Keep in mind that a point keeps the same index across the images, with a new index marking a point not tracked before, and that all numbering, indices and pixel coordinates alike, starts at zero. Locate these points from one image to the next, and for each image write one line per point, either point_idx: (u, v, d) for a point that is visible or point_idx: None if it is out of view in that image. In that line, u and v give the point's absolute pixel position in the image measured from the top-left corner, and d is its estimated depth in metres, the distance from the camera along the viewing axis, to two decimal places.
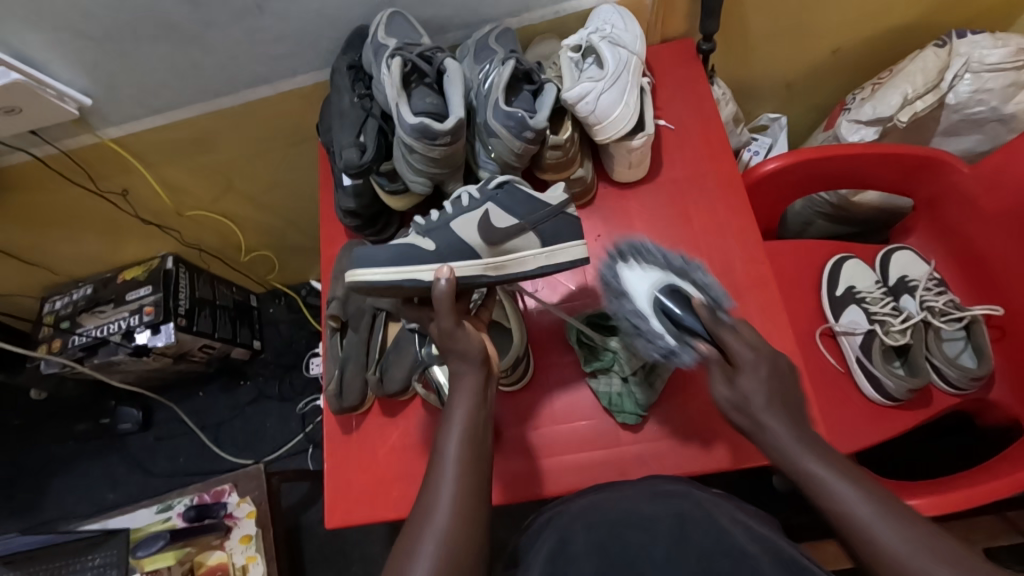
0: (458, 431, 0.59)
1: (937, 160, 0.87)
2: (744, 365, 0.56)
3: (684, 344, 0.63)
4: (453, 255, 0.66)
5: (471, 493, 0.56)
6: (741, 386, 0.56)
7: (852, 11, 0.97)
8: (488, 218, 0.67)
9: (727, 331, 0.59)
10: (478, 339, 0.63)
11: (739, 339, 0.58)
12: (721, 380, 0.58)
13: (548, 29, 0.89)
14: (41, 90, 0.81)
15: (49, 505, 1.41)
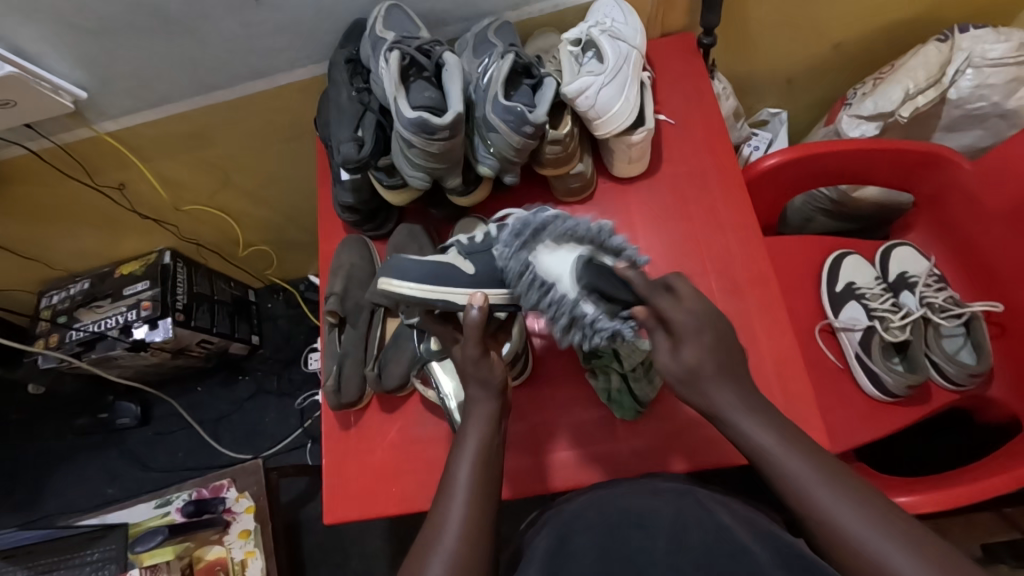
0: (476, 441, 0.61)
1: (938, 156, 0.87)
2: (685, 334, 0.57)
3: (625, 319, 0.60)
4: (488, 281, 0.64)
5: (480, 515, 0.56)
6: (687, 356, 0.58)
7: (854, 5, 0.97)
8: (531, 245, 0.64)
9: (663, 296, 0.58)
10: (500, 366, 0.64)
11: (674, 305, 0.57)
12: (665, 350, 0.59)
13: (548, 23, 0.88)
14: (36, 83, 0.80)
15: (47, 500, 1.41)
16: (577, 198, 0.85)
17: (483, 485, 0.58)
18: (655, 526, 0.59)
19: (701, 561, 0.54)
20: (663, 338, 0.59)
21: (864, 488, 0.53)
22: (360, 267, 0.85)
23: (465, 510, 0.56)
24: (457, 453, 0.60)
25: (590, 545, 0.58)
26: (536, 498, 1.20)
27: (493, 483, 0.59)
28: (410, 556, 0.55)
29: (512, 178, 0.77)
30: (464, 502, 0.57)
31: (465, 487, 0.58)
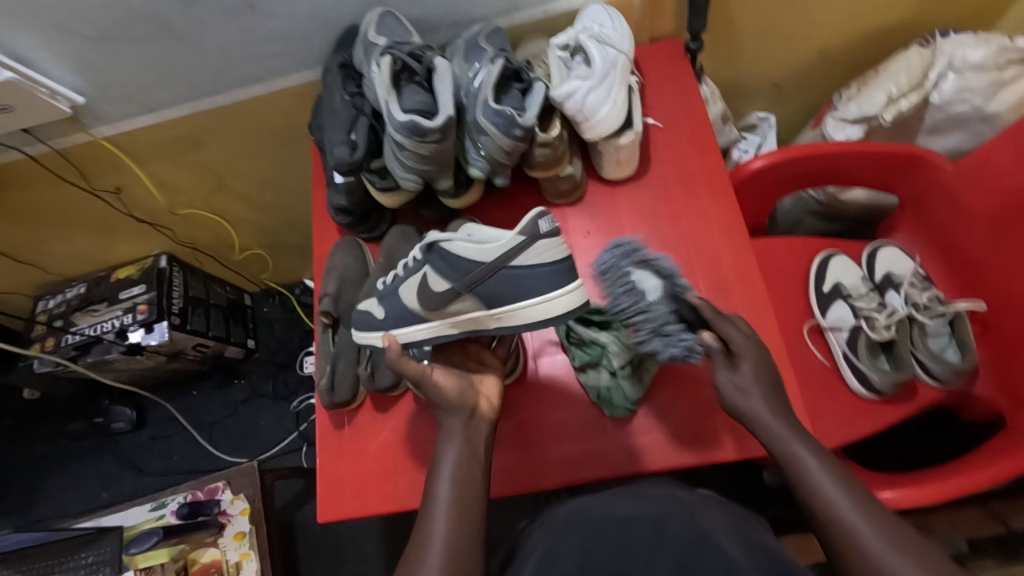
0: (451, 459, 0.63)
1: (921, 158, 0.88)
2: (742, 355, 0.66)
3: (697, 340, 0.68)
4: (402, 321, 0.71)
5: (463, 529, 0.58)
6: (743, 369, 0.66)
7: (839, 11, 0.99)
8: (429, 284, 0.67)
9: (723, 322, 0.68)
10: (451, 387, 0.66)
11: (734, 330, 0.68)
12: (724, 374, 0.67)
13: (538, 29, 0.90)
14: (33, 88, 0.81)
15: (42, 504, 1.41)
16: (567, 200, 0.87)
17: (463, 492, 0.60)
18: (639, 527, 0.60)
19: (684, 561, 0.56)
20: (721, 359, 0.67)
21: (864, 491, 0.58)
22: (354, 268, 0.86)
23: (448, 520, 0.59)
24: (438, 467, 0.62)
25: (578, 549, 0.59)
26: (530, 499, 1.20)
27: (478, 486, 0.62)
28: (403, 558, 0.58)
29: (503, 180, 0.78)
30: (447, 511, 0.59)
31: (448, 498, 0.60)
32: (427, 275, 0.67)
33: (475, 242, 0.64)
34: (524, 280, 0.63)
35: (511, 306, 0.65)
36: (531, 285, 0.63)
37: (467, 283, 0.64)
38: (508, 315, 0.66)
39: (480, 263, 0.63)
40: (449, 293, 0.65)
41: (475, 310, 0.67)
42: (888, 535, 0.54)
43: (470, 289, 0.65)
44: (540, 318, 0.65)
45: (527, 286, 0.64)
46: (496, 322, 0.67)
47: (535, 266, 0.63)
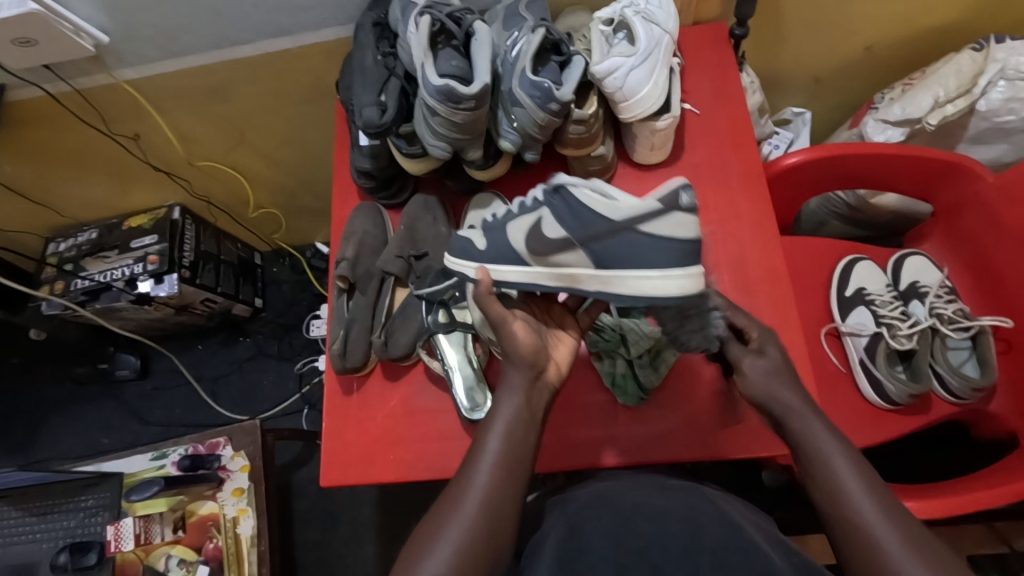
0: (507, 415, 0.60)
1: (963, 167, 0.86)
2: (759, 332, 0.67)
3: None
4: (500, 259, 0.66)
5: (505, 488, 0.57)
6: (769, 354, 0.64)
7: (890, 7, 0.95)
8: (543, 229, 0.62)
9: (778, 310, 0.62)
10: (529, 341, 0.62)
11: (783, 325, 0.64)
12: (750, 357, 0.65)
13: (579, 1, 0.87)
14: (58, 23, 0.79)
15: (43, 444, 1.42)
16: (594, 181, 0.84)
17: (509, 466, 0.58)
18: (668, 520, 0.59)
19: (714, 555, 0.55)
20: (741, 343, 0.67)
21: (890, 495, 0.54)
22: (373, 234, 0.85)
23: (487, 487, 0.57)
24: (485, 433, 0.60)
25: (603, 535, 0.58)
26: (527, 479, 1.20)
27: (526, 458, 0.59)
28: (421, 527, 0.57)
29: (532, 155, 0.76)
30: (486, 483, 0.57)
31: (495, 454, 0.58)
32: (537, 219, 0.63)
33: (604, 195, 0.58)
34: (644, 248, 0.58)
35: (625, 270, 0.59)
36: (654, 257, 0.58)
37: (585, 238, 0.59)
38: (610, 281, 0.60)
39: (607, 221, 0.58)
40: (560, 239, 0.61)
41: (580, 267, 0.61)
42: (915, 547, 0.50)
43: (586, 243, 0.60)
44: (641, 296, 0.59)
45: (648, 252, 0.58)
46: (600, 285, 0.61)
47: (667, 239, 0.57)
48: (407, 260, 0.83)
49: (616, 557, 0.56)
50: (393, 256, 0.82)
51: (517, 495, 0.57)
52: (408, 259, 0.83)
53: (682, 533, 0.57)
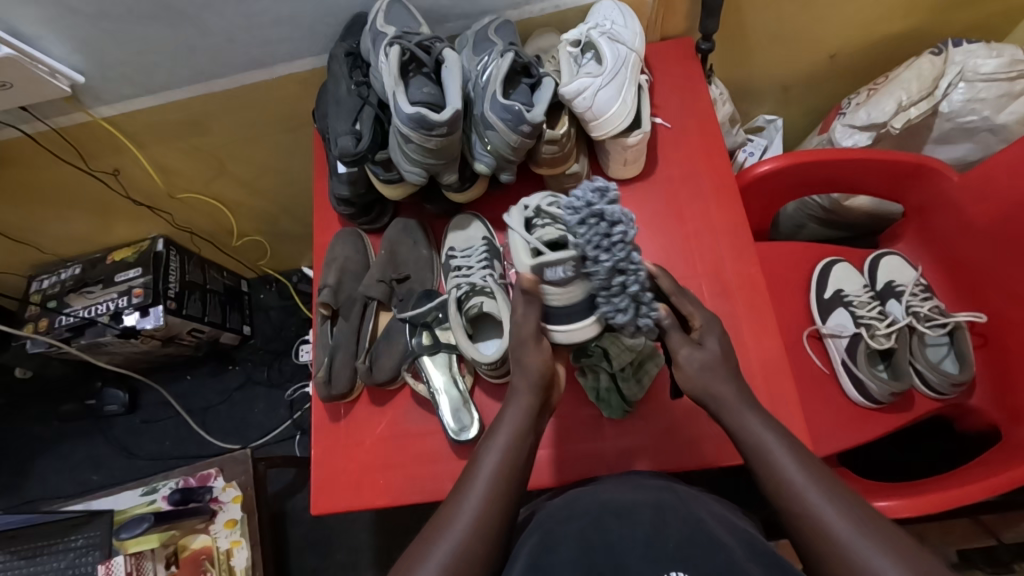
0: (511, 425, 0.61)
1: (929, 168, 0.88)
2: (704, 327, 0.64)
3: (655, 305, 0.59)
4: None
5: (503, 500, 0.57)
6: (708, 346, 0.63)
7: (851, 17, 0.98)
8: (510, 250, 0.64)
9: (681, 298, 0.63)
10: (540, 365, 0.62)
11: (692, 304, 0.64)
12: (687, 347, 0.62)
13: (548, 23, 0.89)
14: (34, 66, 0.80)
15: (31, 485, 1.40)
16: None
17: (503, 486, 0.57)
18: (635, 517, 0.60)
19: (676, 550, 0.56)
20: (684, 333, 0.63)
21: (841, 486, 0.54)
22: (354, 260, 0.86)
23: (475, 509, 0.56)
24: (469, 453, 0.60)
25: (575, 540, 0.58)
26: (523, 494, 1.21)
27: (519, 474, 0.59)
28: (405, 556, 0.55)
29: (508, 176, 0.78)
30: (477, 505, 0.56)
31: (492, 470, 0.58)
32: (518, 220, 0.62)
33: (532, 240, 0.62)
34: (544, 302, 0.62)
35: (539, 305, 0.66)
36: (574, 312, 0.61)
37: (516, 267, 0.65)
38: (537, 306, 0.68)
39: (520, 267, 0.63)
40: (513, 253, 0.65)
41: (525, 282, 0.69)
42: (868, 528, 0.51)
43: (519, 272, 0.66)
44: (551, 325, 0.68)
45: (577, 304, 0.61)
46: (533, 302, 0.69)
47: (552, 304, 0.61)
48: (389, 283, 0.83)
49: (585, 560, 0.56)
50: (375, 280, 0.83)
51: (505, 511, 0.57)
52: (390, 283, 0.83)
53: (647, 525, 0.58)
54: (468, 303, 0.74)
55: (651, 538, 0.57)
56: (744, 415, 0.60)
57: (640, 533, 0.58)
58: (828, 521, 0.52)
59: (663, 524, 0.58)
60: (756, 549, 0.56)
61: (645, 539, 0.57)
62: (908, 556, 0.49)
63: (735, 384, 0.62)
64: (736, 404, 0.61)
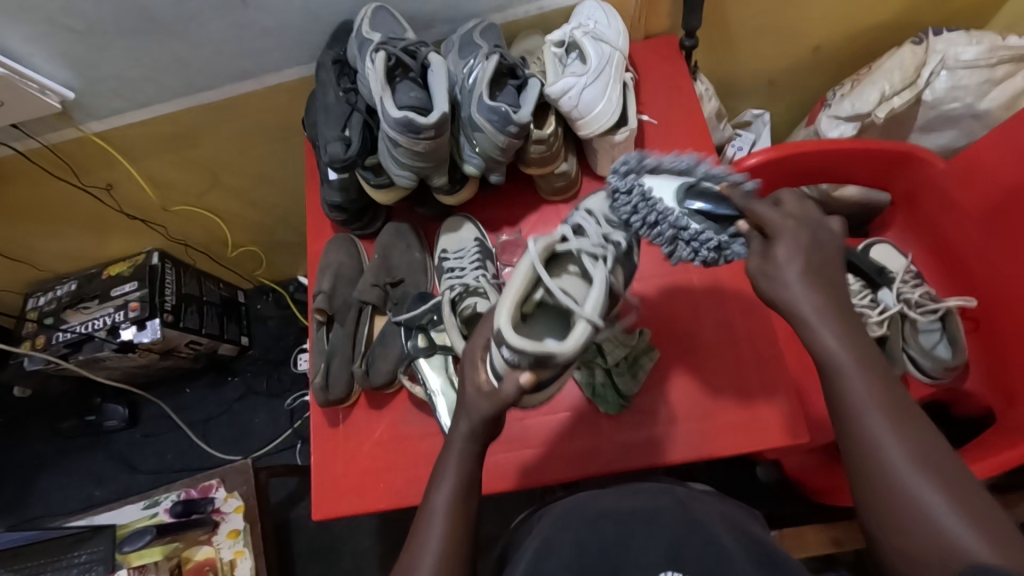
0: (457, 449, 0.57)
1: (914, 156, 0.89)
2: (782, 235, 0.51)
3: (731, 234, 0.57)
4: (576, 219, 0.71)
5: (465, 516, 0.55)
6: (779, 263, 0.51)
7: (831, 10, 0.99)
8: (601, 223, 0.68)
9: (757, 205, 0.54)
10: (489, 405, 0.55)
11: (771, 211, 0.53)
12: (756, 257, 0.53)
13: (533, 25, 0.90)
14: (23, 83, 0.80)
15: (34, 503, 1.40)
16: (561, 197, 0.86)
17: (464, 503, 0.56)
18: (635, 523, 0.60)
19: (675, 554, 0.56)
20: (757, 246, 0.54)
21: (926, 432, 0.48)
22: (348, 265, 0.87)
23: (445, 524, 0.54)
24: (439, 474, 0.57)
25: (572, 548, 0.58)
26: (526, 495, 1.21)
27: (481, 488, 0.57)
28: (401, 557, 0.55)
29: (497, 177, 0.78)
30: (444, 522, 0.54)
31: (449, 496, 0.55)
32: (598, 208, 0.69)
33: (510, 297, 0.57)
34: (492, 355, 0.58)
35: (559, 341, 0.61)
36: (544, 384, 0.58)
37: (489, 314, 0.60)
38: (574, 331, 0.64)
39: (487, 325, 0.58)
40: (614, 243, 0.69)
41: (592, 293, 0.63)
42: (930, 467, 0.46)
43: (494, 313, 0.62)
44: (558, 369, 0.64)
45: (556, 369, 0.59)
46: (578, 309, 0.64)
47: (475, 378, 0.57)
48: (383, 288, 0.84)
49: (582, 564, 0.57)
50: (370, 284, 0.83)
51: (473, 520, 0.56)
52: (384, 287, 0.84)
53: (646, 533, 0.59)
54: (462, 303, 0.73)
55: (648, 543, 0.58)
56: (820, 325, 0.50)
57: (642, 540, 0.58)
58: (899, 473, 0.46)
59: (660, 530, 0.59)
60: (753, 549, 0.57)
61: (644, 546, 0.58)
62: (992, 524, 0.43)
63: (823, 305, 0.51)
64: (812, 317, 0.50)
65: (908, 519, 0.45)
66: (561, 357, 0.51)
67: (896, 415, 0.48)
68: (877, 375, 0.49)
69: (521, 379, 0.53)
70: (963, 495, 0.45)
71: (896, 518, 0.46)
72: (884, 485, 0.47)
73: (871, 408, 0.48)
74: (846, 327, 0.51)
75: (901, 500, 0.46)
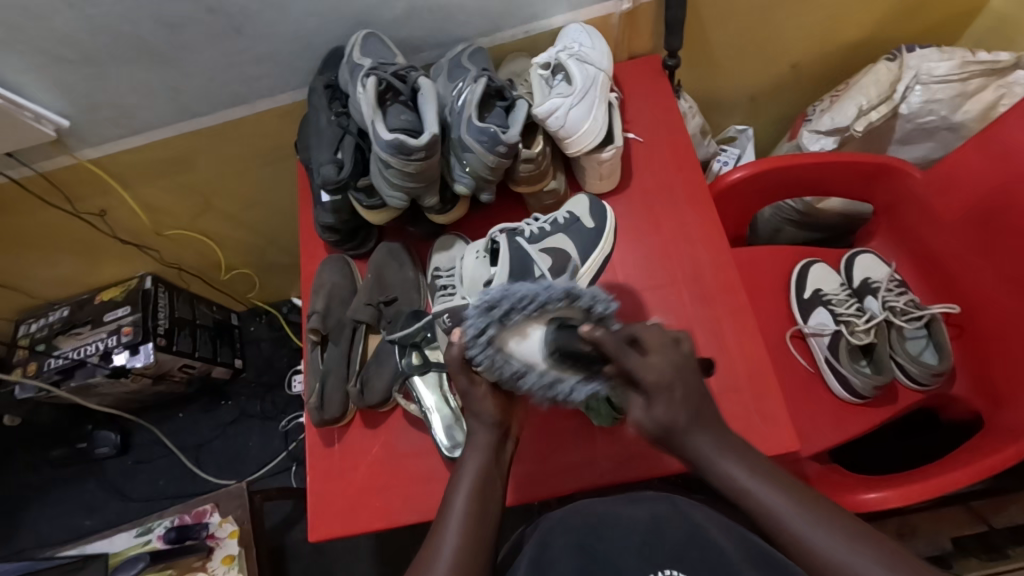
0: (469, 479, 0.59)
1: (893, 167, 0.91)
2: (655, 394, 0.53)
3: (585, 379, 0.58)
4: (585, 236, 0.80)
5: (480, 526, 0.56)
6: (657, 408, 0.53)
7: (808, 29, 1.03)
8: (581, 225, 0.80)
9: (628, 355, 0.52)
10: (495, 400, 0.62)
11: (642, 365, 0.52)
12: (639, 405, 0.54)
13: (519, 48, 0.93)
14: (17, 112, 0.82)
15: (22, 534, 1.38)
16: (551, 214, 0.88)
17: (479, 520, 0.57)
18: (634, 526, 0.63)
19: (673, 553, 0.59)
20: (635, 396, 0.55)
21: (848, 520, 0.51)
22: (342, 285, 0.88)
23: (458, 538, 0.55)
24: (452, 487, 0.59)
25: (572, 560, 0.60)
26: (523, 511, 1.21)
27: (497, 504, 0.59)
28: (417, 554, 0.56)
29: (488, 196, 0.80)
30: (457, 530, 0.56)
31: (462, 511, 0.57)
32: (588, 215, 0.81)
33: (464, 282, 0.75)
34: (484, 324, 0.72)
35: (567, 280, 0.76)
36: (496, 356, 0.61)
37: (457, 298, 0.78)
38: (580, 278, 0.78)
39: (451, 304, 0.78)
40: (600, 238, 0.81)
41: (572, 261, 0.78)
42: (861, 546, 0.49)
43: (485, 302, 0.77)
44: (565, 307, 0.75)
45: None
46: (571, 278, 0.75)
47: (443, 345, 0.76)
48: (376, 306, 0.85)
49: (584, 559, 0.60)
50: (363, 303, 0.84)
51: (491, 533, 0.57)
52: (378, 305, 0.85)
53: (643, 533, 0.62)
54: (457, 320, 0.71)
55: (647, 542, 0.61)
56: (719, 457, 0.55)
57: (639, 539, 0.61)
58: (837, 563, 0.49)
59: (658, 532, 0.61)
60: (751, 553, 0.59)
61: (641, 545, 0.60)
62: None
63: (709, 431, 0.55)
64: (711, 450, 0.55)
65: None
66: (471, 309, 0.69)
67: (813, 514, 0.52)
68: (760, 470, 0.55)
69: (456, 338, 0.61)
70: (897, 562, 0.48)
71: None
72: None
73: (789, 513, 0.52)
74: (727, 451, 0.55)
75: None
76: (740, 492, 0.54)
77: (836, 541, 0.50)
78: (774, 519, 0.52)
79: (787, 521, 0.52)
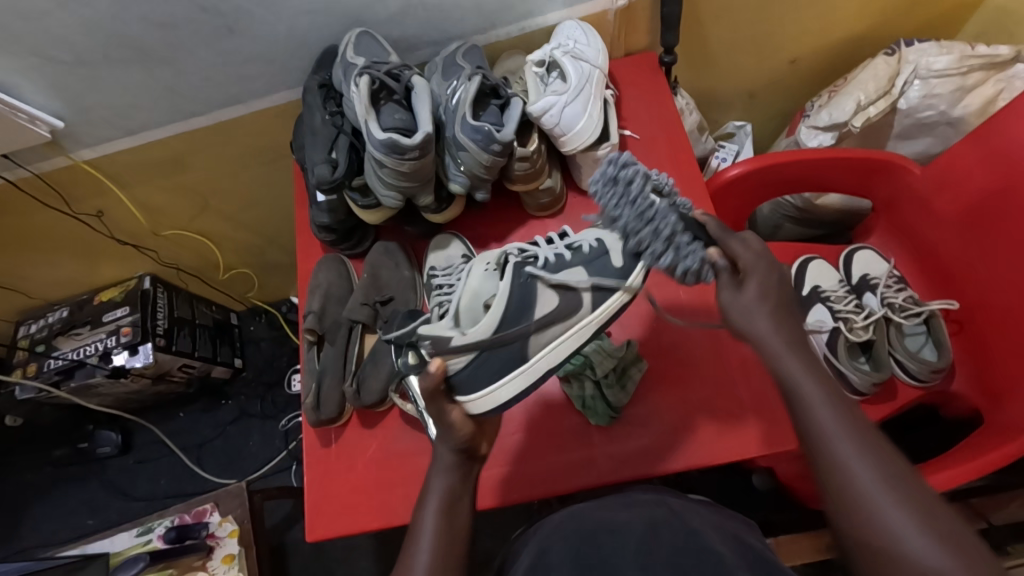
0: (439, 491, 0.59)
1: (891, 163, 0.91)
2: (753, 273, 0.57)
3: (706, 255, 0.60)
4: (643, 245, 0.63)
5: (454, 534, 0.57)
6: (747, 288, 0.57)
7: (806, 23, 1.02)
8: (608, 260, 0.64)
9: (733, 240, 0.59)
10: (466, 426, 0.60)
11: (744, 246, 0.58)
12: (727, 289, 0.58)
13: (515, 45, 0.92)
14: (11, 114, 0.82)
15: (25, 534, 1.38)
16: (548, 213, 0.88)
17: (451, 532, 0.57)
18: (629, 531, 0.61)
19: (669, 560, 0.57)
20: (726, 277, 0.59)
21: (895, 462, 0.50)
22: (338, 285, 0.88)
23: (432, 544, 0.56)
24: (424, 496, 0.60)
25: (567, 557, 0.59)
26: (523, 510, 1.21)
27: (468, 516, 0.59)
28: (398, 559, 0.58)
29: (483, 195, 0.80)
30: (431, 540, 0.57)
31: (432, 528, 0.57)
32: (619, 250, 0.64)
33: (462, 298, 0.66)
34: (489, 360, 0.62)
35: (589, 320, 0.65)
36: (470, 381, 0.61)
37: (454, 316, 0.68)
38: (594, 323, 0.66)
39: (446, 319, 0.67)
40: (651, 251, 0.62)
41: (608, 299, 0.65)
42: (901, 494, 0.48)
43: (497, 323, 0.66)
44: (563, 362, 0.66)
45: (493, 368, 0.62)
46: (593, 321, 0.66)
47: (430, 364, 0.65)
48: (372, 306, 0.85)
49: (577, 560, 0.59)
50: (358, 303, 0.84)
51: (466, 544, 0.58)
52: (374, 305, 0.84)
53: (638, 538, 0.60)
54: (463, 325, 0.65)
55: (643, 548, 0.59)
56: (788, 358, 0.55)
57: (635, 544, 0.59)
58: (873, 506, 0.48)
59: (654, 536, 0.60)
60: (749, 557, 0.57)
61: (638, 550, 0.58)
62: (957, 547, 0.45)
63: (785, 325, 0.56)
64: (780, 349, 0.55)
65: (870, 539, 0.48)
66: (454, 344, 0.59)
67: (867, 448, 0.51)
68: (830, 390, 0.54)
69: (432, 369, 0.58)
70: (932, 522, 0.47)
71: (861, 539, 0.48)
72: (865, 518, 0.48)
73: (841, 438, 0.51)
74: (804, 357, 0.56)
75: (877, 527, 0.47)
76: (801, 399, 0.54)
77: (878, 482, 0.49)
78: (824, 437, 0.52)
79: (838, 447, 0.51)
